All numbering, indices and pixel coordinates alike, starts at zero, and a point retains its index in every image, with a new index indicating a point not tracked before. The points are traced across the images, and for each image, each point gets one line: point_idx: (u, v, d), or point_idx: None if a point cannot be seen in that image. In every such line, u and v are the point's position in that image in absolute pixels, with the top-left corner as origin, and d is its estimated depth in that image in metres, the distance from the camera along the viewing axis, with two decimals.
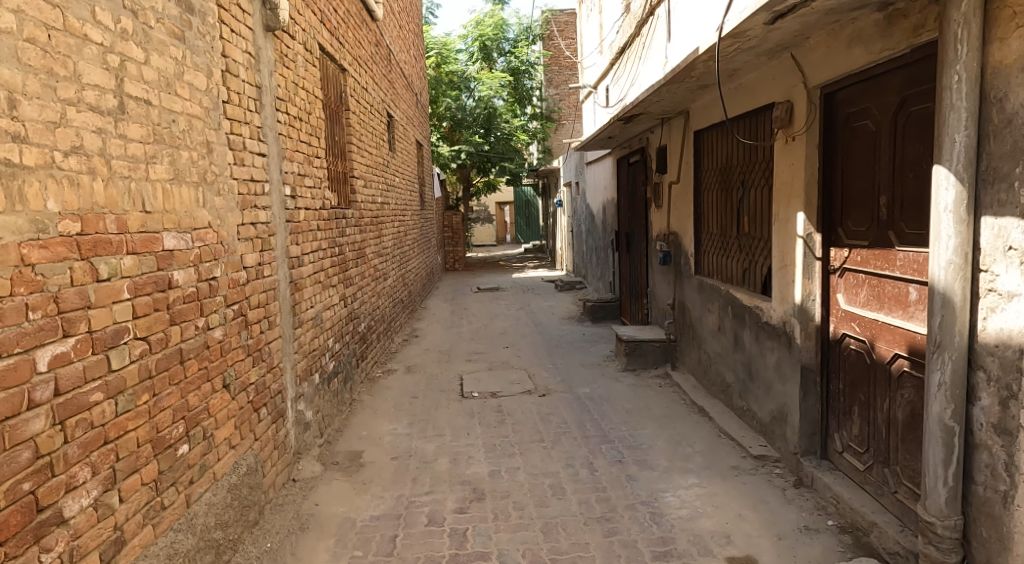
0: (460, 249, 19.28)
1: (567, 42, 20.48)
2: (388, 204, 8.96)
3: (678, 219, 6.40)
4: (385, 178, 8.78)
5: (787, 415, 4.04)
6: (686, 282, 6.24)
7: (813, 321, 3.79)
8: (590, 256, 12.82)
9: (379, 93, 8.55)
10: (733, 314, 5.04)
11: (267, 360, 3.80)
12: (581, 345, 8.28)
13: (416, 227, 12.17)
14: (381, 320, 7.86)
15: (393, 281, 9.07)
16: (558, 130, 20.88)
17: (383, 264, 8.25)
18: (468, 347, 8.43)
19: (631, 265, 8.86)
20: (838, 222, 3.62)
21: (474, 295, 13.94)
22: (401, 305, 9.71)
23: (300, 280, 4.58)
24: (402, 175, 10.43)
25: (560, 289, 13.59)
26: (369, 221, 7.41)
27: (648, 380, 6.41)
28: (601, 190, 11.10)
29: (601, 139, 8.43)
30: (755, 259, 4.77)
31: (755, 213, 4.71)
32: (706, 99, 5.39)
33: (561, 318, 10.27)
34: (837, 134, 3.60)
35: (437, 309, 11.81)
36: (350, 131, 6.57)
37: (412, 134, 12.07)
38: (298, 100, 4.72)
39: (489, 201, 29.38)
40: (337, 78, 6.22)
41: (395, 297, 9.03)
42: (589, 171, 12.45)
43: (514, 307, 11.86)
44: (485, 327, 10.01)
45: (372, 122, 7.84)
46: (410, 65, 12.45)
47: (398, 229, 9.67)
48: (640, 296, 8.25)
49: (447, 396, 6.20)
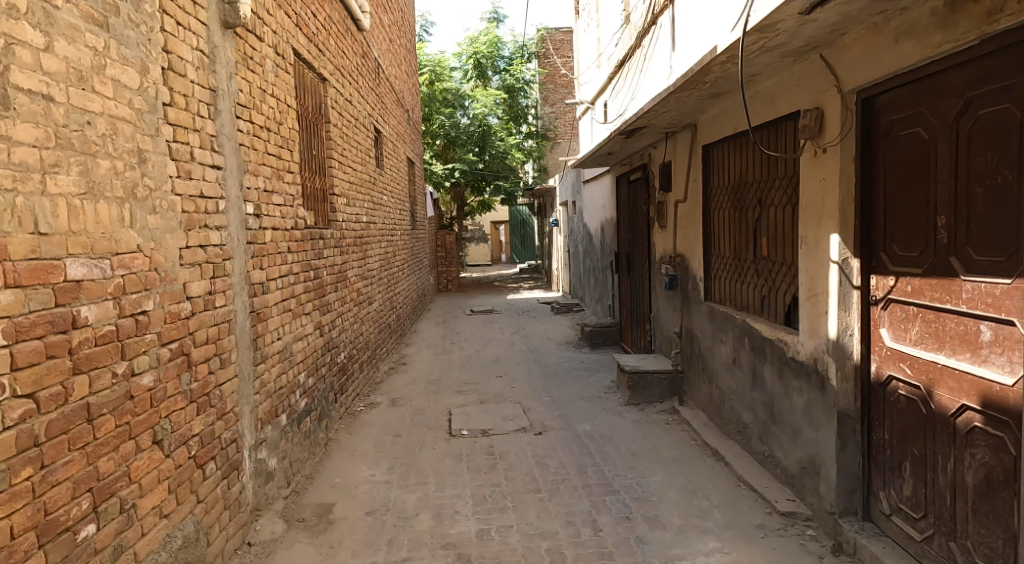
0: (453, 269, 18.79)
1: (563, 60, 20.13)
2: (375, 224, 8.46)
3: (685, 240, 5.90)
4: (372, 196, 8.28)
5: (820, 468, 3.52)
6: (696, 308, 5.73)
7: (851, 360, 3.28)
8: (587, 278, 12.32)
9: (365, 106, 8.06)
10: (750, 347, 4.52)
11: (218, 405, 3.27)
12: (579, 374, 7.75)
13: (406, 247, 11.68)
14: (364, 349, 7.32)
15: (380, 305, 8.54)
16: (554, 149, 20.50)
17: (368, 288, 7.72)
18: (459, 377, 7.89)
19: (632, 288, 8.37)
20: (881, 246, 3.12)
21: (467, 317, 13.43)
22: (389, 331, 9.18)
23: (264, 310, 4.05)
24: (390, 194, 9.93)
25: (556, 312, 13.09)
26: (352, 243, 6.88)
27: (653, 417, 5.88)
28: (600, 209, 10.62)
29: (601, 155, 7.96)
30: (775, 286, 4.26)
31: (777, 233, 4.21)
32: (717, 110, 4.92)
33: (557, 344, 9.75)
34: (877, 146, 3.12)
35: (427, 333, 11.29)
36: (331, 145, 6.07)
37: (402, 150, 11.60)
38: (266, 107, 4.22)
39: (484, 221, 28.99)
40: (316, 88, 5.72)
41: (381, 322, 8.51)
42: (587, 190, 11.98)
43: (508, 331, 11.35)
44: (478, 353, 9.48)
45: (356, 138, 7.36)
46: (402, 80, 12.02)
47: (386, 250, 9.17)
48: (643, 322, 7.75)
49: (433, 434, 5.65)
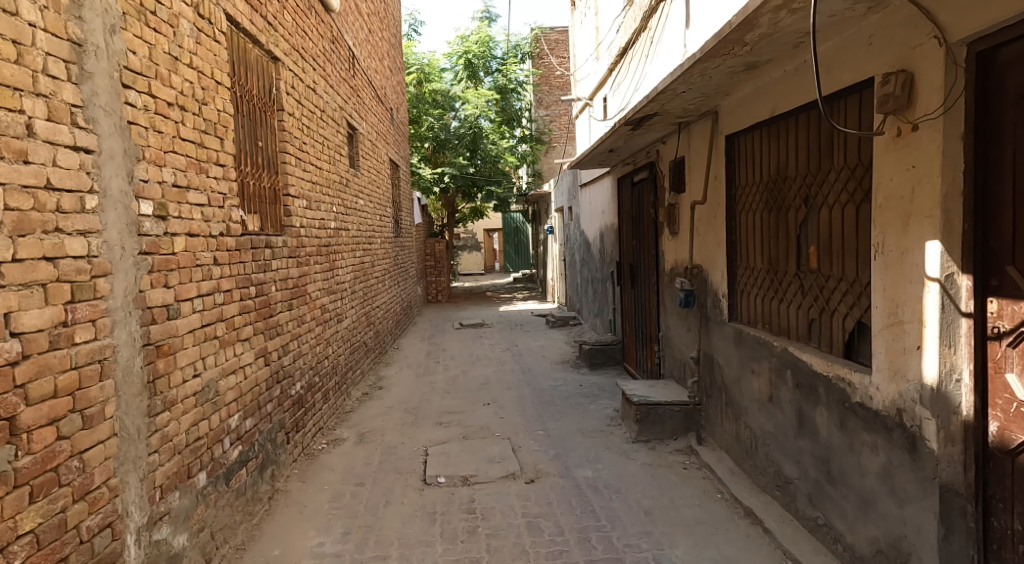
0: (442, 279, 17.90)
1: (558, 60, 19.26)
2: (348, 231, 7.55)
3: (703, 248, 4.98)
4: (343, 199, 7.37)
5: (909, 557, 2.61)
6: (718, 330, 4.81)
7: (958, 416, 2.36)
8: (585, 289, 11.41)
9: (336, 98, 7.16)
10: (794, 384, 3.61)
11: (76, 481, 2.34)
12: (578, 402, 6.84)
13: (388, 257, 10.77)
14: (332, 375, 6.40)
15: (354, 323, 7.61)
16: (549, 153, 19.64)
17: (337, 303, 6.79)
18: (441, 404, 6.97)
19: (636, 301, 7.46)
20: (1005, 257, 2.22)
21: (455, 331, 12.52)
22: (365, 350, 8.25)
23: (174, 340, 3.13)
24: (368, 198, 9.02)
25: (552, 325, 12.19)
26: (314, 252, 5.95)
27: (666, 459, 4.95)
28: (599, 215, 9.72)
29: (601, 153, 7.08)
30: (827, 306, 3.36)
31: (830, 240, 3.32)
32: (749, 89, 4.03)
33: (553, 364, 8.83)
34: (998, 118, 2.24)
35: (411, 350, 10.36)
36: (285, 138, 5.16)
37: (383, 151, 10.69)
38: (179, 80, 3.30)
39: (477, 229, 28.12)
40: (264, 67, 4.81)
41: (354, 341, 7.58)
42: (584, 195, 11.07)
43: (499, 348, 10.43)
44: (465, 374, 8.55)
45: (323, 132, 6.45)
46: (383, 76, 11.12)
47: (361, 260, 8.26)
48: (650, 340, 6.84)
49: (404, 481, 4.73)
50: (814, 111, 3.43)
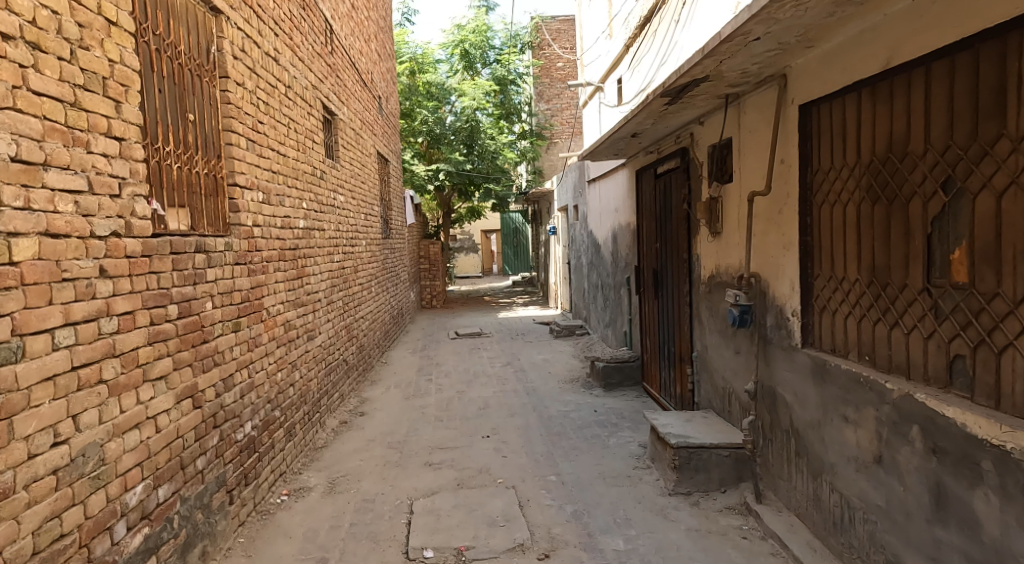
0: (438, 283, 16.84)
1: (560, 51, 18.22)
2: (323, 231, 6.48)
3: (764, 252, 3.91)
4: (317, 194, 6.30)
5: None
6: (787, 358, 3.74)
7: None
8: (594, 296, 10.34)
9: (308, 74, 6.10)
10: (926, 447, 2.53)
11: None
12: (595, 435, 5.76)
13: (375, 260, 9.72)
14: (299, 405, 5.31)
15: (330, 339, 6.52)
16: (550, 149, 18.55)
17: (307, 317, 5.71)
18: (432, 436, 5.90)
19: (660, 312, 6.38)
20: None
21: (451, 341, 11.44)
22: (345, 369, 7.15)
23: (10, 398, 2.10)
24: (350, 194, 7.96)
25: (557, 336, 11.18)
26: (274, 257, 4.86)
27: (718, 522, 3.86)
28: (612, 213, 8.67)
29: (622, 138, 6.01)
30: (988, 340, 2.31)
31: (997, 242, 2.27)
32: (846, 37, 2.97)
33: (561, 384, 7.75)
34: None
35: (401, 365, 9.28)
36: (231, 112, 4.09)
37: (369, 143, 9.64)
38: (28, 3, 2.24)
39: (475, 229, 27.08)
40: (198, 17, 3.73)
41: (331, 360, 6.52)
42: (593, 192, 10.01)
43: (499, 362, 9.36)
44: (460, 396, 7.45)
45: (288, 112, 5.38)
46: (370, 59, 10.06)
47: (340, 265, 7.19)
48: (681, 361, 5.77)
49: (379, 555, 3.65)
50: (966, 56, 2.38)
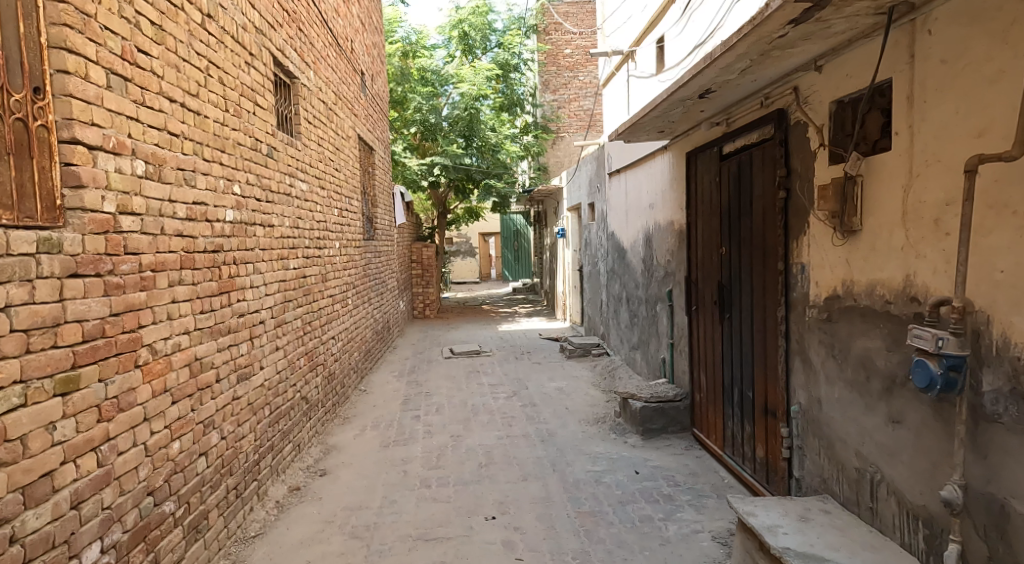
0: (432, 291, 15.15)
1: (567, 36, 16.64)
2: (270, 228, 4.79)
3: (987, 264, 2.25)
4: (260, 176, 4.61)
5: None
6: None
7: None
8: (617, 312, 8.71)
9: (248, 8, 4.45)
10: None
11: None
12: (645, 518, 4.09)
13: (353, 266, 8.05)
14: (217, 482, 3.63)
15: (278, 373, 4.83)
16: (556, 144, 16.82)
17: (238, 350, 4.04)
18: (414, 516, 4.23)
19: (728, 341, 4.72)
20: None
21: (445, 362, 9.75)
22: (303, 411, 5.45)
23: None
24: (317, 182, 6.31)
25: (570, 356, 9.53)
26: (171, 263, 3.18)
27: None
28: (647, 210, 7.03)
29: (683, 102, 4.39)
30: None
31: None
32: None
33: (584, 428, 6.07)
34: None
35: (382, 396, 7.59)
36: (65, 17, 2.41)
37: (346, 124, 7.98)
38: None
39: (471, 232, 25.42)
40: None
41: (280, 403, 4.83)
42: (617, 185, 8.38)
43: (502, 391, 7.70)
44: (455, 444, 5.77)
45: (208, 49, 3.73)
46: (350, 24, 8.41)
47: (299, 272, 5.54)
48: (765, 413, 4.14)
49: None
50: None
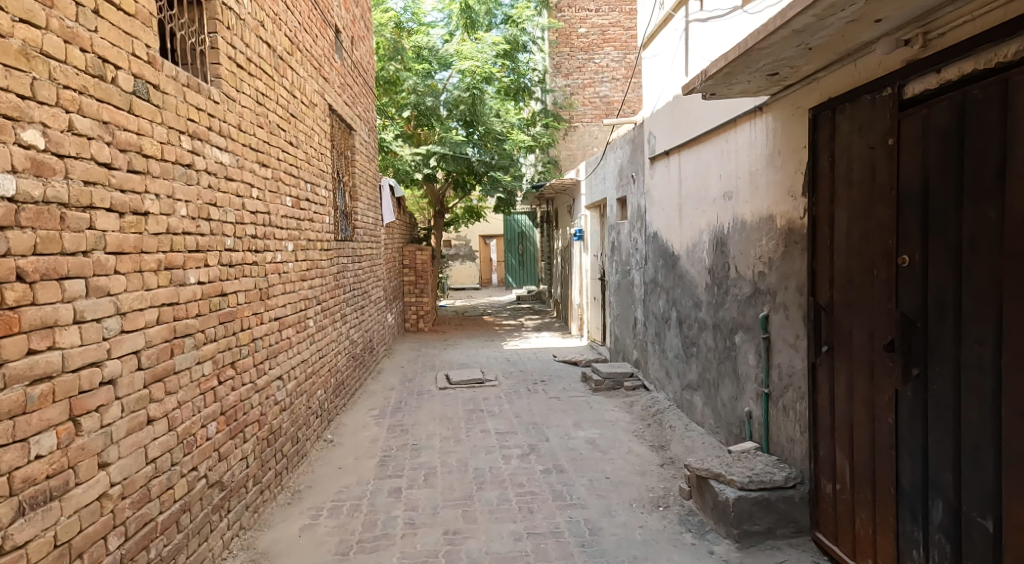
0: (427, 300, 13.13)
1: (581, 14, 14.83)
2: (139, 218, 2.84)
3: None
4: (115, 126, 2.66)
5: None
6: None
7: None
8: (660, 335, 6.78)
9: None
10: None
11: None
12: None
13: (319, 275, 6.11)
14: None
15: (149, 466, 2.84)
16: (568, 134, 15.03)
17: (25, 452, 2.12)
18: None
19: (913, 410, 2.82)
20: None
21: (440, 394, 7.75)
22: (209, 508, 3.45)
23: None
24: (254, 152, 4.38)
25: (597, 390, 7.56)
26: None
27: None
28: (718, 202, 5.10)
29: None
30: None
31: None
32: None
33: (642, 524, 4.08)
34: None
35: (352, 453, 5.60)
36: None
37: (311, 86, 6.05)
38: None
39: (471, 234, 23.42)
40: None
41: (151, 514, 2.85)
42: (665, 172, 6.47)
43: (515, 444, 5.73)
44: (450, 552, 3.79)
45: None
46: None
47: (212, 289, 3.60)
48: None
49: None
50: None
